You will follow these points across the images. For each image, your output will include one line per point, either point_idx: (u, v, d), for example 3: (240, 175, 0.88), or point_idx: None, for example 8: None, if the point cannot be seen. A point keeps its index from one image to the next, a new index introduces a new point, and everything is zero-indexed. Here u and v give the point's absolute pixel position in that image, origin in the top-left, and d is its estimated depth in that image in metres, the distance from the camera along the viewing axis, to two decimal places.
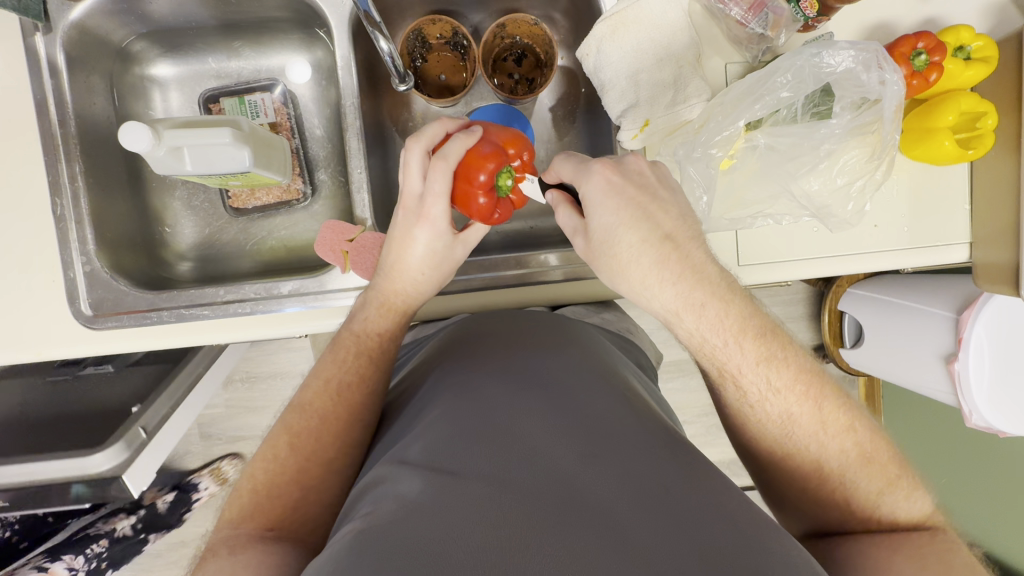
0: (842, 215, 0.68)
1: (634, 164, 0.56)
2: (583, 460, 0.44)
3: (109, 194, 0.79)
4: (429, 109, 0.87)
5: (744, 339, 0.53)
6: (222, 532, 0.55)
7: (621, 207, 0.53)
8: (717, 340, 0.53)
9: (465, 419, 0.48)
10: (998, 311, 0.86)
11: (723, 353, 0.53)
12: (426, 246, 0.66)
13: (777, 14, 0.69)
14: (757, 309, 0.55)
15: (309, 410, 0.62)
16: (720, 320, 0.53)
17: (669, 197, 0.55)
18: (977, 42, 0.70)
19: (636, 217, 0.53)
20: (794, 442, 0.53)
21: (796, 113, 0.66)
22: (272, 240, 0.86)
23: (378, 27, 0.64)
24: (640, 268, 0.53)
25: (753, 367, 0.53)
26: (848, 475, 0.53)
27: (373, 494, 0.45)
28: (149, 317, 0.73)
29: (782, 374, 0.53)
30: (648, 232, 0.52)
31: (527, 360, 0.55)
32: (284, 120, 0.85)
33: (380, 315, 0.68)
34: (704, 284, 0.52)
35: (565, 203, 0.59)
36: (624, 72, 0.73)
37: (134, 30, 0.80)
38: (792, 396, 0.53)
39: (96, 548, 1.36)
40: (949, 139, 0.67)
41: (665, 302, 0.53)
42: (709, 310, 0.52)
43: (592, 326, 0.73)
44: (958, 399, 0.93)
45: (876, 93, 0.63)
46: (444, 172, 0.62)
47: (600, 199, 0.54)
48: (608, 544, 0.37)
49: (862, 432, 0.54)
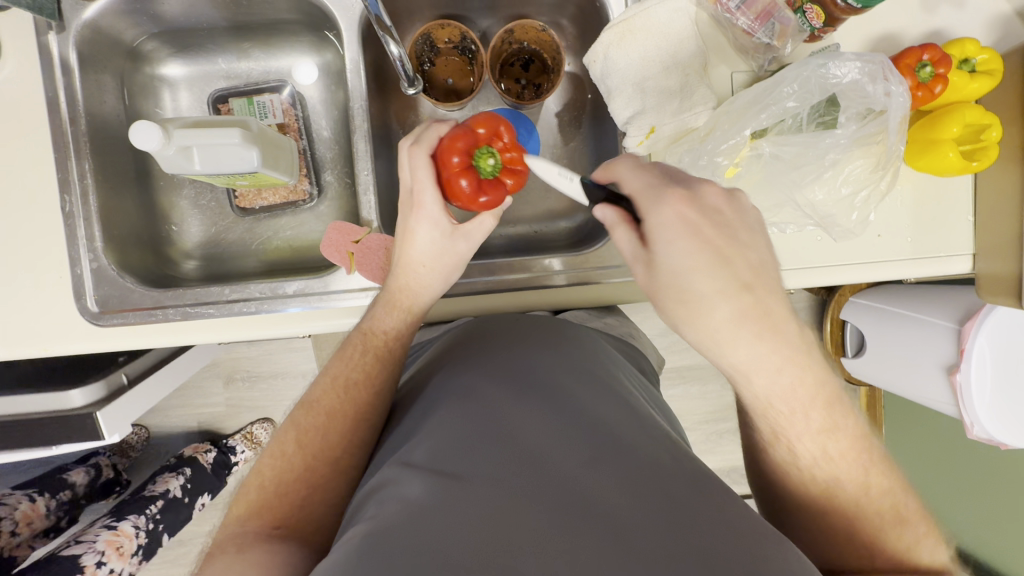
0: (846, 225, 0.69)
1: (714, 196, 0.51)
2: (585, 465, 0.44)
3: (117, 192, 0.79)
4: (436, 113, 0.87)
5: (813, 408, 0.52)
6: (229, 529, 0.55)
7: (696, 248, 0.48)
8: (784, 406, 0.52)
9: (469, 423, 0.49)
10: (1000, 322, 0.86)
11: (788, 419, 0.52)
12: (426, 239, 0.67)
13: (784, 23, 0.70)
14: (827, 375, 0.53)
15: (317, 408, 0.63)
16: (794, 387, 0.51)
17: (748, 240, 0.50)
18: (983, 55, 0.70)
19: (713, 261, 0.48)
20: (837, 501, 0.53)
21: (802, 122, 0.66)
22: (278, 240, 0.87)
23: (388, 32, 0.64)
24: (713, 318, 0.48)
25: (814, 434, 0.52)
26: (883, 534, 0.52)
27: (378, 496, 0.45)
28: (156, 314, 0.74)
29: (839, 444, 0.53)
30: (725, 281, 0.48)
31: (531, 364, 0.56)
32: (292, 121, 0.86)
33: (388, 313, 0.68)
34: (784, 348, 0.49)
35: (626, 224, 0.53)
36: (630, 79, 0.74)
37: (145, 30, 0.81)
38: (844, 462, 0.53)
39: (154, 507, 1.26)
40: (954, 150, 0.67)
41: (736, 362, 0.49)
42: (782, 377, 0.50)
43: (592, 328, 0.73)
44: (959, 410, 0.93)
45: (882, 104, 0.63)
46: (422, 159, 0.65)
47: (672, 233, 0.49)
48: (609, 548, 0.37)
49: (898, 494, 0.54)
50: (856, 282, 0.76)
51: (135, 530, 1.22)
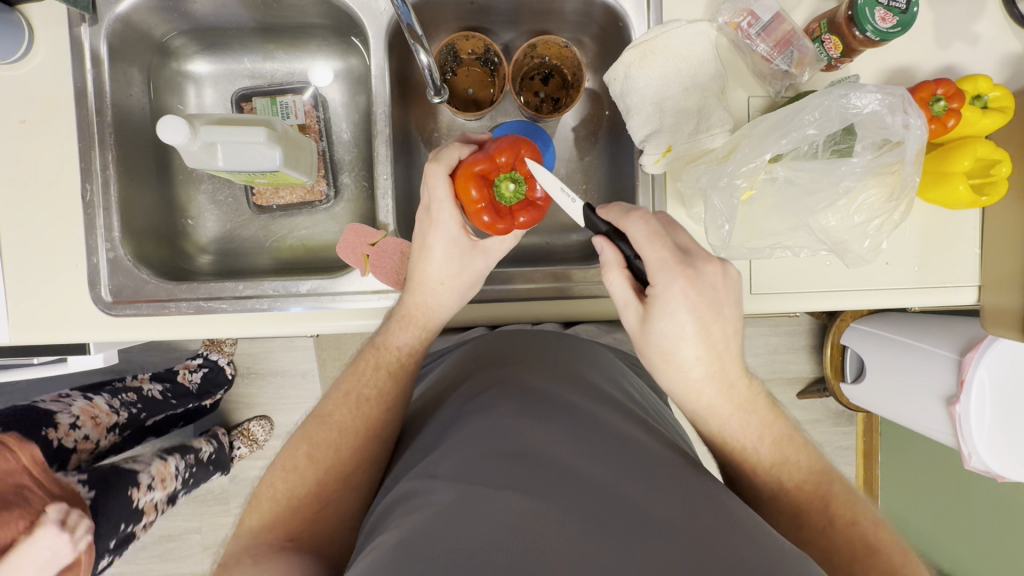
0: (859, 251, 0.70)
1: (713, 275, 0.55)
2: (615, 476, 0.46)
3: (138, 184, 0.80)
4: (455, 122, 0.89)
5: (762, 445, 0.58)
6: (243, 539, 0.57)
7: (688, 321, 0.54)
8: (741, 442, 0.59)
9: (490, 436, 0.50)
10: (1001, 355, 0.87)
11: (742, 455, 0.59)
12: (445, 258, 0.68)
13: (802, 53, 0.72)
14: (780, 417, 0.60)
15: (330, 421, 0.65)
16: (742, 428, 0.58)
17: (731, 312, 0.56)
18: (994, 92, 0.72)
19: (697, 334, 0.55)
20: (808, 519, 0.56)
21: (817, 149, 0.68)
22: (292, 238, 0.88)
23: (418, 40, 0.65)
24: (687, 375, 0.56)
25: (767, 469, 0.58)
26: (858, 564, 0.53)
27: (405, 507, 0.47)
28: (168, 307, 0.74)
29: (793, 475, 0.58)
30: (704, 351, 0.55)
31: (550, 385, 0.58)
32: (313, 123, 0.87)
33: (402, 329, 0.70)
34: (732, 398, 0.58)
35: (619, 267, 0.58)
36: (649, 98, 0.75)
37: (175, 26, 0.82)
38: (800, 492, 0.57)
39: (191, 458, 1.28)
40: (965, 183, 0.69)
41: (698, 405, 0.58)
42: (731, 422, 0.58)
43: (603, 345, 0.75)
44: (957, 440, 0.93)
45: (899, 136, 0.64)
46: (439, 180, 0.65)
47: (672, 309, 0.54)
48: (642, 548, 0.39)
49: (872, 526, 0.56)
50: (863, 308, 0.77)
51: (177, 470, 1.23)
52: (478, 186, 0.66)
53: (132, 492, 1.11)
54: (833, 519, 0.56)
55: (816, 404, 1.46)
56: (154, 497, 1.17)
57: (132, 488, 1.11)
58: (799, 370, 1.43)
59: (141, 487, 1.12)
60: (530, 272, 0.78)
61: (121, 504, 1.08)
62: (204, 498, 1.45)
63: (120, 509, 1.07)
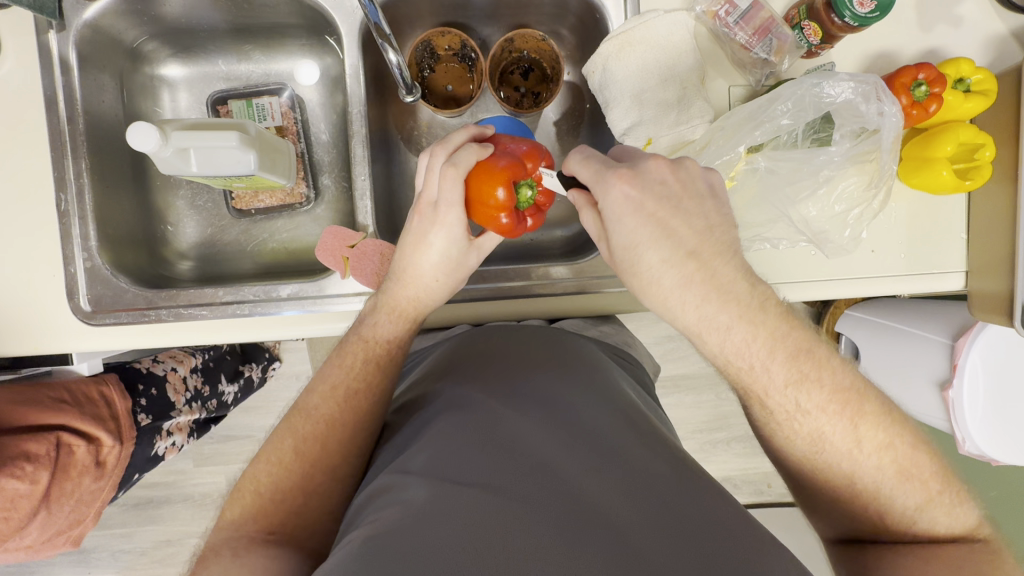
0: (840, 241, 0.69)
1: (656, 169, 0.53)
2: (587, 472, 0.47)
3: (114, 191, 0.79)
4: (435, 119, 0.88)
5: (773, 360, 0.53)
6: (224, 532, 0.57)
7: (639, 224, 0.52)
8: (744, 361, 0.53)
9: (467, 432, 0.51)
10: (992, 339, 0.87)
11: (750, 375, 0.53)
12: (442, 252, 0.68)
13: (782, 40, 0.71)
14: (794, 326, 0.54)
15: (316, 415, 0.64)
16: (748, 342, 0.52)
17: (695, 208, 0.53)
18: (977, 75, 0.71)
19: (658, 236, 0.52)
20: (827, 459, 0.53)
21: (797, 138, 0.66)
22: (274, 242, 0.87)
23: (387, 39, 0.65)
24: (663, 286, 0.53)
25: (782, 390, 0.53)
26: (885, 493, 0.52)
27: (380, 501, 0.48)
28: (148, 315, 0.73)
29: (814, 395, 0.52)
30: (670, 252, 0.52)
31: (529, 377, 0.59)
32: (291, 124, 0.86)
33: (392, 321, 0.70)
34: (730, 305, 0.52)
35: (587, 204, 0.58)
36: (628, 90, 0.74)
37: (146, 31, 0.81)
38: (825, 415, 0.52)
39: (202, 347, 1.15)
40: (947, 169, 0.68)
41: (687, 323, 0.54)
42: (735, 334, 0.52)
43: (588, 337, 0.74)
44: (952, 425, 0.94)
45: (875, 124, 0.64)
46: (456, 184, 0.63)
47: (619, 214, 0.53)
48: (609, 551, 0.41)
49: (902, 448, 0.53)
50: (851, 296, 0.77)
51: (192, 353, 1.11)
52: (507, 187, 0.62)
53: (134, 364, 1.01)
54: (861, 438, 0.52)
55: None
56: (172, 369, 1.05)
57: (133, 362, 1.01)
58: None
59: (144, 359, 1.03)
60: (513, 270, 0.78)
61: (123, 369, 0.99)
62: (202, 501, 1.46)
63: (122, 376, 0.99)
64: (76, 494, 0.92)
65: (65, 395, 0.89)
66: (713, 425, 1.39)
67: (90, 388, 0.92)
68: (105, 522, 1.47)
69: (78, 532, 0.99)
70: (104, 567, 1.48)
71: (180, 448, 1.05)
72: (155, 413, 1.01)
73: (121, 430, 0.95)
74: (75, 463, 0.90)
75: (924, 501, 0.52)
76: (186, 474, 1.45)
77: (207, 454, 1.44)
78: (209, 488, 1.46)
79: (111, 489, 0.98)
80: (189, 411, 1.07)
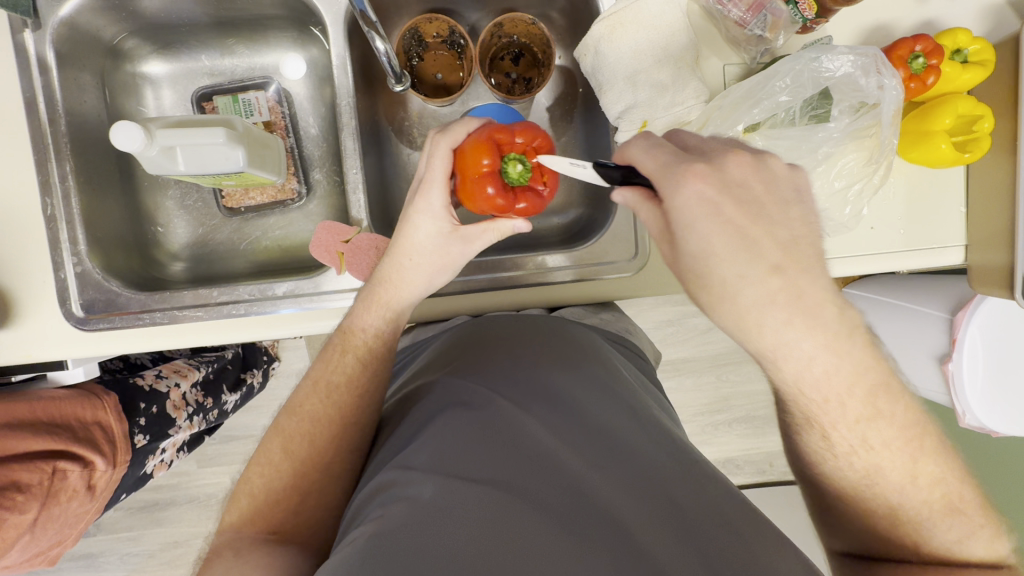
0: (840, 219, 0.69)
1: (736, 170, 0.50)
2: (590, 467, 0.47)
3: (101, 194, 0.78)
4: (426, 109, 0.86)
5: (851, 396, 0.49)
6: (225, 534, 0.58)
7: (716, 228, 0.48)
8: (817, 394, 0.49)
9: (472, 429, 0.51)
10: (992, 313, 0.87)
11: (821, 407, 0.50)
12: (424, 233, 0.66)
13: (776, 16, 0.68)
14: (878, 360, 0.49)
15: (302, 413, 0.63)
16: (828, 374, 0.48)
17: (779, 215, 0.49)
18: (975, 45, 0.70)
19: (735, 245, 0.48)
20: (876, 492, 0.51)
21: (793, 116, 0.65)
22: (267, 239, 0.86)
23: (373, 27, 0.63)
24: (738, 303, 0.48)
25: (852, 424, 0.50)
26: (927, 527, 0.50)
27: (382, 498, 0.48)
28: (142, 319, 0.72)
29: (885, 433, 0.50)
30: (749, 263, 0.47)
31: (533, 372, 0.58)
32: (279, 119, 0.85)
33: (369, 311, 0.67)
34: (814, 331, 0.47)
35: (648, 201, 0.54)
36: (622, 72, 0.73)
37: (125, 27, 0.79)
38: (890, 452, 0.50)
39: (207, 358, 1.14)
40: (946, 142, 0.67)
41: (760, 344, 0.49)
42: (816, 364, 0.48)
43: (587, 325, 0.74)
44: (952, 399, 0.94)
45: (875, 97, 0.62)
46: (441, 153, 0.64)
47: (693, 215, 0.49)
48: (612, 548, 0.41)
49: (952, 481, 0.51)
50: (852, 274, 0.76)
51: (194, 364, 1.11)
52: (490, 151, 0.64)
53: (137, 380, 1.01)
54: (921, 476, 0.50)
55: None
56: (174, 384, 1.04)
57: (134, 378, 1.01)
58: None
59: (146, 374, 1.02)
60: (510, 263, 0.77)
61: (122, 387, 0.98)
62: (207, 502, 1.46)
63: (123, 388, 0.98)
64: (63, 519, 0.89)
65: (54, 416, 0.87)
66: (714, 407, 1.40)
67: (85, 408, 0.90)
68: (112, 526, 1.47)
69: (58, 552, 0.98)
70: (113, 570, 1.48)
71: (170, 463, 1.07)
72: (152, 434, 1.00)
73: (116, 451, 0.92)
74: (65, 489, 0.86)
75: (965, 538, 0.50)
76: (190, 475, 1.45)
77: (210, 455, 1.43)
78: (214, 489, 1.46)
79: (96, 510, 0.95)
80: (189, 426, 1.07)
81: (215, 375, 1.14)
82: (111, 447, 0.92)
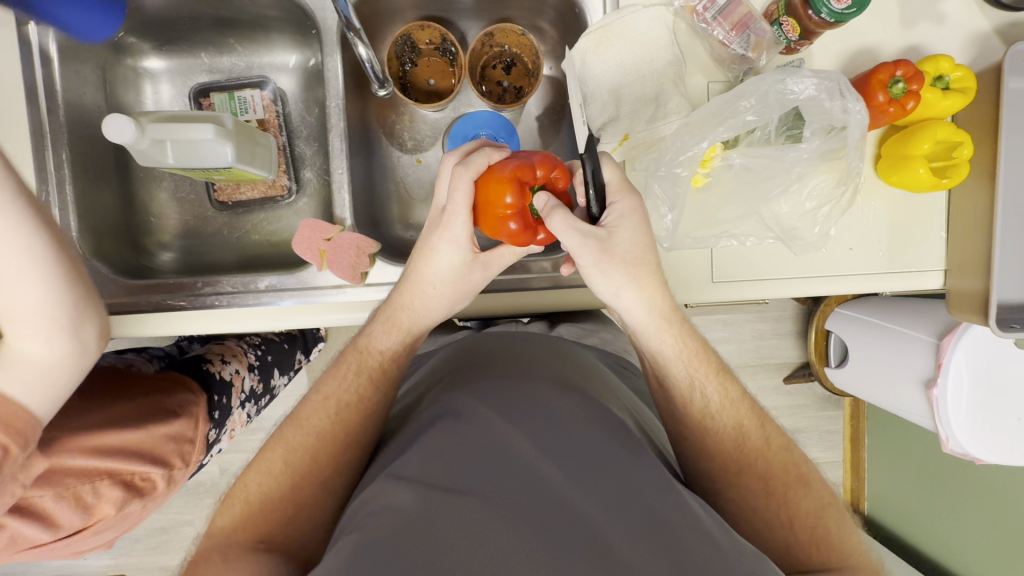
0: (809, 238, 0.69)
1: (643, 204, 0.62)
2: (574, 484, 0.48)
3: (97, 182, 0.80)
4: (417, 113, 0.89)
5: (706, 380, 0.65)
6: (216, 538, 0.58)
7: (635, 234, 0.60)
8: (680, 369, 0.64)
9: (459, 439, 0.52)
10: (976, 340, 0.87)
11: (687, 386, 0.64)
12: (447, 261, 0.67)
13: (760, 36, 0.71)
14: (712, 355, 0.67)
15: (308, 426, 0.65)
16: (679, 350, 0.65)
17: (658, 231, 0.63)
18: (957, 73, 0.71)
19: (638, 240, 0.60)
20: (741, 453, 0.62)
21: (770, 134, 0.68)
22: (256, 234, 0.88)
23: (357, 33, 0.65)
24: (624, 281, 0.61)
25: (707, 397, 0.64)
26: (791, 492, 0.60)
27: (367, 508, 0.48)
28: (128, 305, 0.75)
29: (735, 408, 0.64)
30: (640, 256, 0.61)
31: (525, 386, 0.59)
32: (272, 118, 0.87)
33: (387, 331, 0.70)
34: (666, 315, 0.64)
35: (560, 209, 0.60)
36: (606, 85, 0.74)
37: (128, 22, 0.82)
38: (743, 418, 0.63)
39: (254, 340, 1.07)
40: (925, 167, 0.68)
41: (638, 314, 0.63)
42: (668, 343, 0.64)
43: (584, 346, 0.76)
44: (935, 424, 0.93)
45: (841, 120, 0.64)
46: (464, 184, 0.63)
47: (623, 222, 0.60)
48: (592, 560, 0.42)
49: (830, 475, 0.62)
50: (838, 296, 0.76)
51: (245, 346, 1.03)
52: (518, 189, 0.62)
53: (206, 366, 0.94)
54: (770, 442, 0.62)
55: (803, 390, 1.46)
56: (236, 371, 0.98)
57: (204, 363, 0.94)
58: (785, 355, 1.43)
59: (214, 360, 0.95)
60: None
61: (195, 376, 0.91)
62: (195, 490, 1.48)
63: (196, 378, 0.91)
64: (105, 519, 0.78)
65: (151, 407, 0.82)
66: None
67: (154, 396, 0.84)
68: None
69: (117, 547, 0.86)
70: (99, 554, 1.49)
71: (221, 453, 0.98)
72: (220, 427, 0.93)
73: (192, 451, 0.86)
74: (95, 511, 0.75)
75: (823, 509, 0.59)
76: None
77: None
78: (202, 477, 1.48)
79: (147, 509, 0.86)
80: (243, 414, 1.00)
81: (270, 356, 1.06)
82: (189, 445, 0.85)
